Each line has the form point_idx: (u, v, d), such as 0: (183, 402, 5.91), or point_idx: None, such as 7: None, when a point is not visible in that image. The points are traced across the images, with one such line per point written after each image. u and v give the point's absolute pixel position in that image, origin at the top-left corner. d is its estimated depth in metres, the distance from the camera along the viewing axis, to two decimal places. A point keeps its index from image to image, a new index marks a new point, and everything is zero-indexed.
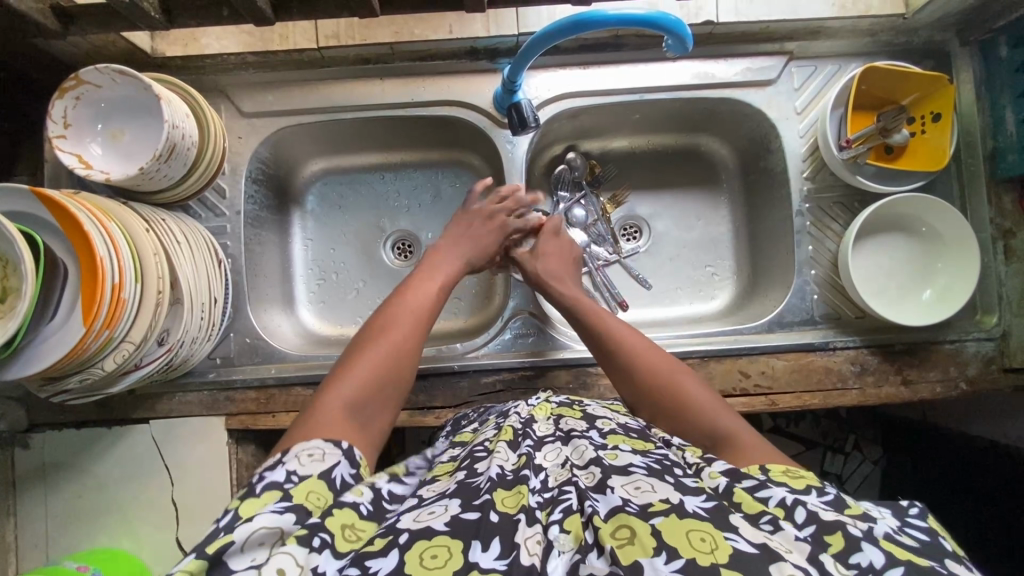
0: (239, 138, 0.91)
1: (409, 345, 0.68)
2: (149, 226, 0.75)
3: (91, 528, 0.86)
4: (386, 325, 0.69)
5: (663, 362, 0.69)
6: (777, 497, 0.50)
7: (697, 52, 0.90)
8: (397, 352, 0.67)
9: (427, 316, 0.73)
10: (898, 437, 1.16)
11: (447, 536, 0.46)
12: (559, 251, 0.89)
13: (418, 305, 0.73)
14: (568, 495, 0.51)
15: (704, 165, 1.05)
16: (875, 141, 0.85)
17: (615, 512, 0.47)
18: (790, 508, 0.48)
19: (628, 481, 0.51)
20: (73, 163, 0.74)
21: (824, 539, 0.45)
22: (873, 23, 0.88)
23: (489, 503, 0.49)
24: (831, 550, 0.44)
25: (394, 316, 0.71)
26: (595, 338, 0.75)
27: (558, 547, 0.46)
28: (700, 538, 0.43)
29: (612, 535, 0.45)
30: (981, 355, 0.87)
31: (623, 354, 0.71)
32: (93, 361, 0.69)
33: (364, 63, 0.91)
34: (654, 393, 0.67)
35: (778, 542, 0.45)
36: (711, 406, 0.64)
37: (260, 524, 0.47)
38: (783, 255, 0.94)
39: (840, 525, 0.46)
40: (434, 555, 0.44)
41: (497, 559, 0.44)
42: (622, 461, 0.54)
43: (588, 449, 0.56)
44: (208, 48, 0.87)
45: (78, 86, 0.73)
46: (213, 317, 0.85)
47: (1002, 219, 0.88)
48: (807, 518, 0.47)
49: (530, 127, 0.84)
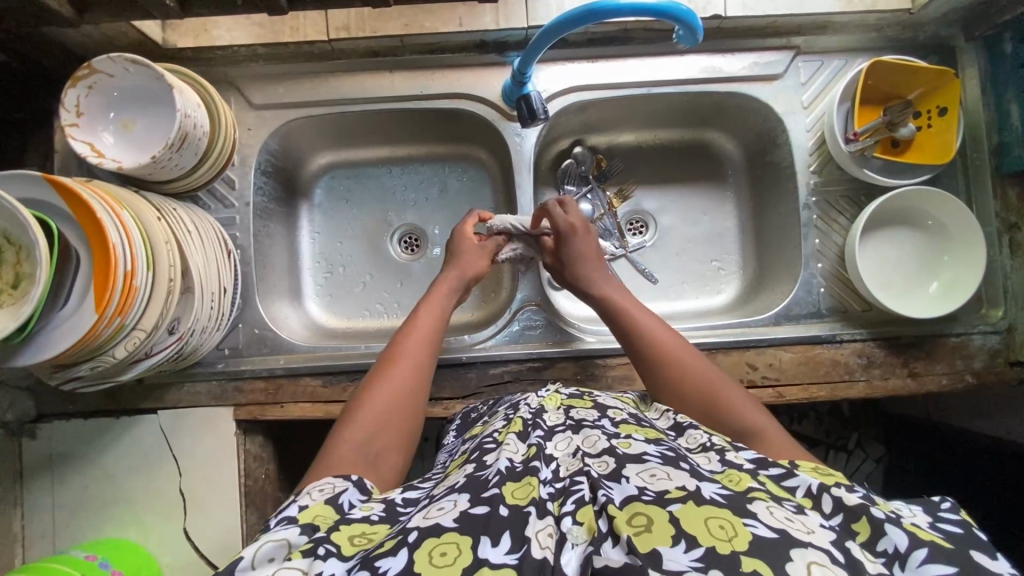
0: (249, 130, 0.92)
1: (415, 383, 0.70)
2: (160, 215, 0.76)
3: (98, 519, 0.86)
4: (388, 364, 0.71)
5: (697, 363, 0.70)
6: (803, 486, 0.51)
7: (705, 46, 0.91)
8: (403, 389, 0.68)
9: (429, 346, 0.74)
10: (901, 434, 1.17)
11: (456, 532, 0.46)
12: (589, 250, 0.85)
13: (426, 330, 0.76)
14: (580, 486, 0.51)
15: (710, 160, 1.05)
16: (883, 135, 0.86)
17: (631, 501, 0.47)
18: (818, 497, 0.50)
19: (644, 470, 0.51)
20: (86, 152, 0.74)
21: (852, 527, 0.47)
22: (879, 19, 0.88)
23: (498, 497, 0.49)
24: (860, 538, 0.46)
25: (406, 347, 0.73)
26: (632, 338, 0.75)
27: (571, 540, 0.46)
28: (720, 526, 0.44)
29: (628, 523, 0.45)
30: (987, 348, 0.88)
31: (661, 354, 0.72)
32: (104, 348, 0.69)
33: (374, 56, 0.91)
34: (689, 396, 0.68)
35: (799, 522, 0.45)
36: (745, 405, 0.65)
37: (265, 542, 0.48)
38: (789, 250, 0.94)
39: (864, 508, 0.47)
40: (443, 553, 0.44)
41: (507, 553, 0.45)
42: (636, 450, 0.54)
43: (598, 438, 0.57)
44: (218, 39, 0.88)
45: (91, 75, 0.74)
46: (222, 306, 0.85)
47: (1008, 213, 0.88)
48: (836, 507, 0.48)
49: (539, 119, 0.84)
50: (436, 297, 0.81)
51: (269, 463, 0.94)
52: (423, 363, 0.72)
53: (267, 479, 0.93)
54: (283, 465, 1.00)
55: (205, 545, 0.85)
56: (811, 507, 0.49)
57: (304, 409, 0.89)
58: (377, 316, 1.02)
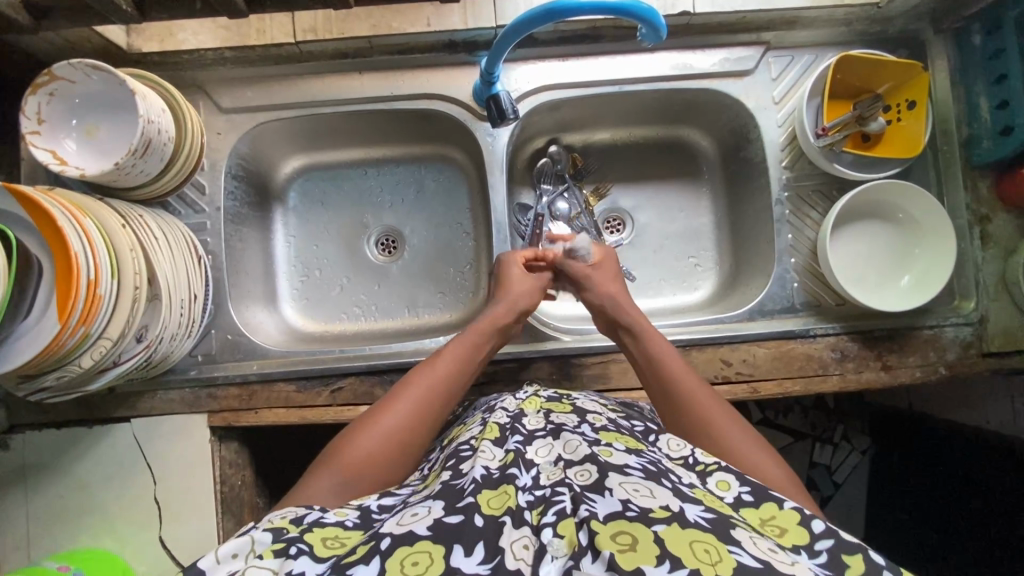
0: (218, 135, 0.91)
1: (416, 424, 0.68)
2: (126, 222, 0.74)
3: (71, 529, 0.85)
4: (392, 402, 0.69)
5: (718, 408, 0.68)
6: (791, 502, 0.52)
7: (675, 43, 0.91)
8: (402, 428, 0.67)
9: (432, 401, 0.70)
10: (886, 426, 1.16)
11: (429, 541, 0.46)
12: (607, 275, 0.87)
13: (436, 378, 0.72)
14: (562, 497, 0.50)
15: (684, 156, 1.05)
16: (853, 129, 0.85)
17: (615, 517, 0.46)
18: (807, 515, 0.51)
19: (626, 481, 0.50)
20: (47, 159, 0.73)
21: (843, 560, 0.47)
22: (847, 13, 0.89)
23: (474, 506, 0.49)
24: (851, 573, 0.46)
25: (411, 394, 0.70)
26: (652, 375, 0.74)
27: (550, 553, 0.45)
28: (704, 550, 0.43)
29: (612, 540, 0.44)
30: (960, 339, 0.88)
31: (682, 400, 0.70)
32: (69, 359, 0.68)
33: (343, 57, 0.91)
34: (698, 426, 0.67)
35: (783, 555, 0.45)
36: (739, 429, 0.66)
37: (230, 539, 0.49)
38: (763, 244, 0.94)
39: (860, 548, 0.48)
40: (415, 561, 0.44)
41: (480, 563, 0.45)
42: (618, 460, 0.54)
43: (580, 444, 0.56)
44: (184, 43, 0.88)
45: (51, 82, 0.73)
46: (193, 313, 0.84)
47: (978, 206, 0.89)
48: (826, 531, 0.49)
49: (509, 119, 0.83)
50: (470, 334, 0.78)
51: (246, 468, 0.93)
52: (424, 416, 0.69)
53: (244, 484, 0.92)
54: (258, 469, 0.99)
55: (183, 554, 0.85)
56: (799, 523, 0.50)
57: (278, 414, 0.89)
58: (354, 319, 1.02)
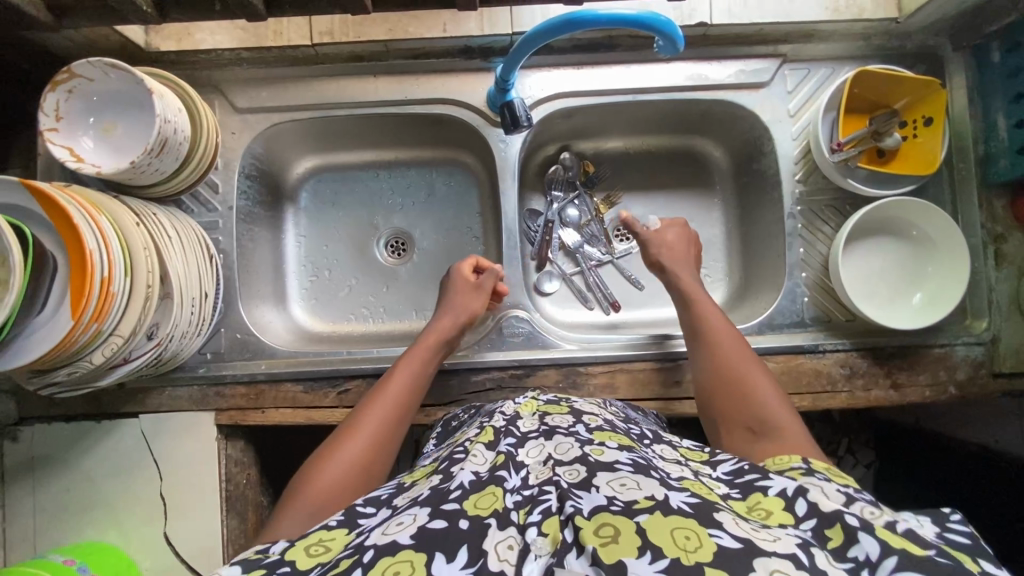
0: (232, 134, 0.91)
1: (377, 445, 0.69)
2: (140, 219, 0.75)
3: (77, 523, 0.86)
4: (350, 430, 0.69)
5: (747, 361, 0.72)
6: (776, 488, 0.51)
7: (691, 53, 0.90)
8: (364, 451, 0.67)
9: (390, 423, 0.72)
10: (892, 442, 1.15)
11: (410, 550, 0.45)
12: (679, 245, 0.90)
13: (393, 399, 0.74)
14: (548, 495, 0.50)
15: (697, 166, 1.05)
16: (868, 144, 0.86)
17: (598, 511, 0.46)
18: (790, 499, 0.49)
19: (614, 478, 0.50)
20: (65, 156, 0.74)
21: (825, 533, 0.46)
22: (865, 27, 0.88)
23: (460, 510, 0.49)
24: (832, 544, 0.45)
25: (369, 419, 0.71)
26: (691, 327, 0.79)
27: (534, 552, 0.46)
28: (685, 537, 0.43)
29: (595, 534, 0.45)
30: (971, 359, 0.87)
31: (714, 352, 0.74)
32: (81, 355, 0.69)
33: (359, 60, 0.92)
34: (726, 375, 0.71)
35: (765, 533, 0.44)
36: (764, 381, 0.69)
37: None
38: (774, 259, 0.94)
39: (839, 517, 0.46)
40: (396, 571, 0.43)
41: (463, 568, 0.44)
42: (608, 457, 0.54)
43: (571, 446, 0.56)
44: (202, 43, 0.88)
45: (70, 79, 0.74)
46: (203, 311, 0.85)
47: (994, 225, 0.89)
48: (810, 512, 0.48)
49: (523, 126, 0.84)
50: (419, 351, 0.80)
51: (252, 467, 0.94)
52: (385, 437, 0.70)
53: (248, 483, 0.92)
54: (264, 467, 0.99)
55: (187, 551, 0.85)
56: (784, 507, 0.49)
57: (284, 414, 0.89)
58: (362, 320, 1.02)
